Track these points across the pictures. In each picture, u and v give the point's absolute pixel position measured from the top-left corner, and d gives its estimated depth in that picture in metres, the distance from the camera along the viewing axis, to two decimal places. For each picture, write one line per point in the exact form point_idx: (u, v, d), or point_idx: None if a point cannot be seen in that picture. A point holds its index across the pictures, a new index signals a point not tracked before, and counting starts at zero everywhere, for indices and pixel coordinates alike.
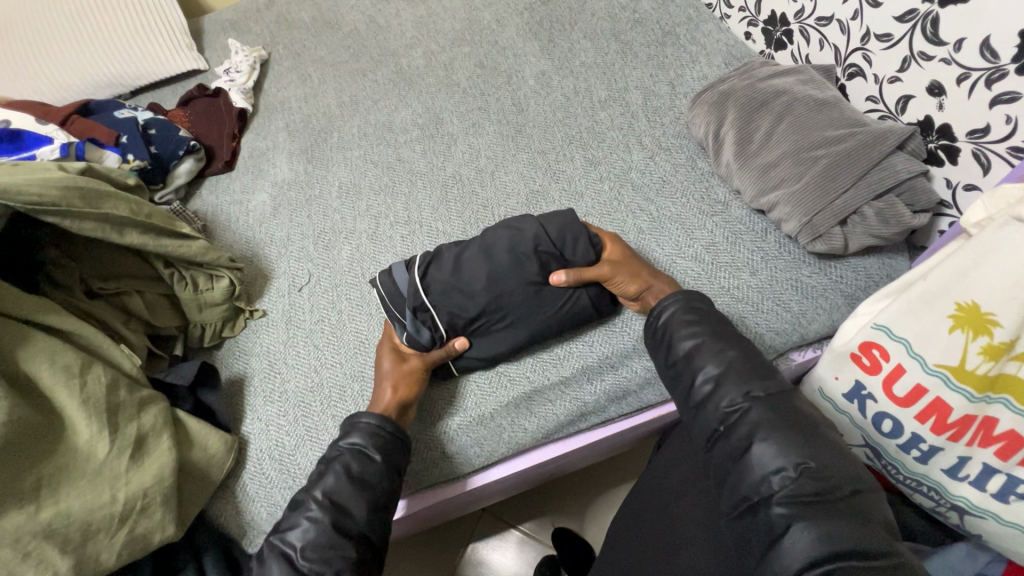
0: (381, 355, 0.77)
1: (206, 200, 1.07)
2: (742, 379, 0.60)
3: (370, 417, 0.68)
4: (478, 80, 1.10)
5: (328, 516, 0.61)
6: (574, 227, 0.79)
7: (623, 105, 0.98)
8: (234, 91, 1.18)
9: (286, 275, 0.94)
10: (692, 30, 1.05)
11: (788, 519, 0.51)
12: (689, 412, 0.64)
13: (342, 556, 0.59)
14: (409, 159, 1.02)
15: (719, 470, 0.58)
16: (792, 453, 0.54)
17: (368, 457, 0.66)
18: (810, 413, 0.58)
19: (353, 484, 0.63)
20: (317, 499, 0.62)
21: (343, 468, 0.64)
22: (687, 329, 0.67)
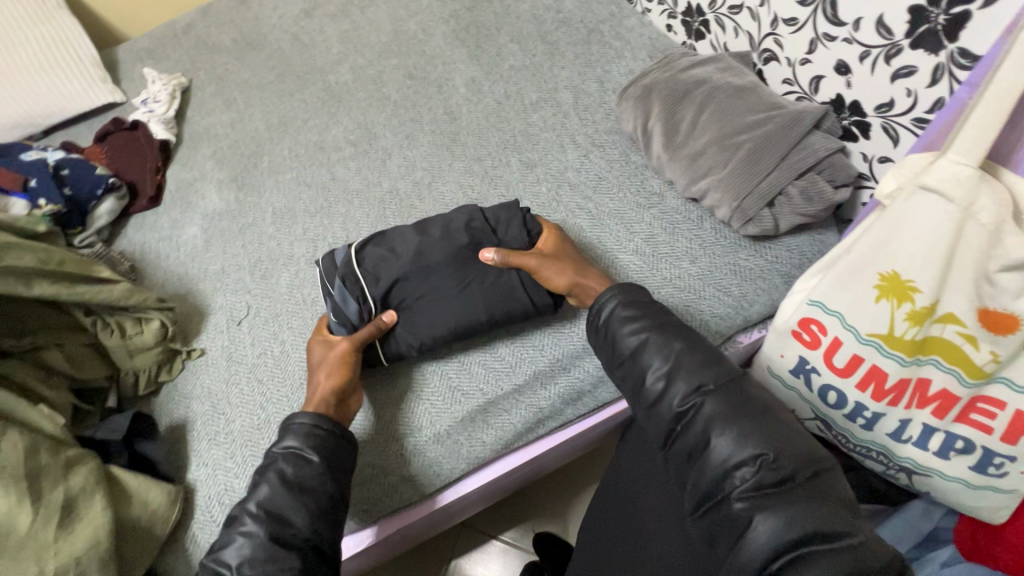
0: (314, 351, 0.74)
1: (132, 239, 1.02)
2: (693, 371, 0.59)
3: (302, 414, 0.65)
4: (408, 91, 1.08)
5: (267, 529, 0.57)
6: (511, 210, 0.81)
7: (554, 105, 0.99)
8: (153, 122, 1.13)
9: (223, 309, 0.90)
10: (616, 26, 1.07)
11: (748, 514, 0.48)
12: (643, 412, 0.62)
13: (283, 568, 0.55)
14: (344, 178, 1.00)
15: (678, 470, 0.56)
16: (751, 445, 0.52)
17: (303, 456, 0.62)
18: (763, 397, 0.56)
19: (290, 491, 0.60)
20: (251, 509, 0.59)
21: (276, 476, 0.61)
22: (631, 326, 0.65)
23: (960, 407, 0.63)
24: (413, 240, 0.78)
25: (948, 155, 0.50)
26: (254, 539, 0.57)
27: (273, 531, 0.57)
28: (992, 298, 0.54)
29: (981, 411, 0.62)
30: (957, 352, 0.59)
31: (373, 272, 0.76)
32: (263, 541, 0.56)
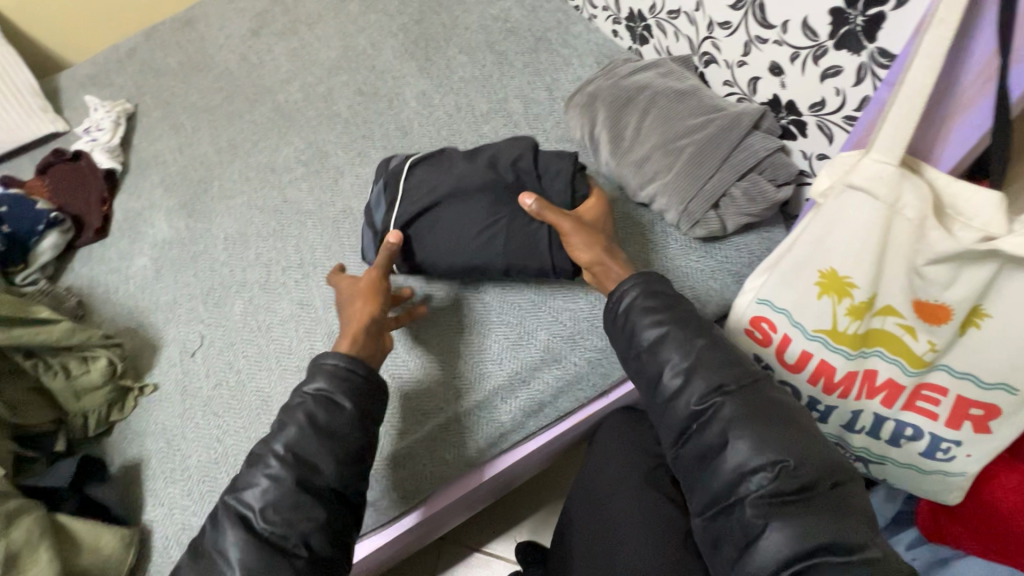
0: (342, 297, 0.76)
1: (79, 273, 0.99)
2: (712, 371, 0.59)
3: (331, 353, 0.66)
4: (359, 108, 1.07)
5: (291, 478, 0.60)
6: (562, 159, 0.78)
7: (505, 116, 0.99)
8: (96, 151, 1.09)
9: (176, 341, 0.87)
10: (563, 34, 1.07)
11: (763, 522, 0.53)
12: (657, 407, 0.63)
13: (307, 517, 0.59)
14: (297, 199, 0.98)
15: (691, 468, 0.59)
16: (771, 452, 0.55)
17: (335, 402, 0.63)
18: (783, 400, 0.58)
19: (320, 436, 0.62)
20: (277, 453, 0.61)
21: (305, 417, 0.62)
22: (651, 317, 0.64)
23: (907, 395, 0.64)
24: (461, 168, 0.79)
25: (872, 154, 0.51)
26: (278, 485, 0.59)
27: (301, 480, 0.60)
28: (923, 290, 0.55)
29: (926, 398, 0.63)
30: (898, 343, 0.61)
31: (416, 188, 0.80)
32: (288, 491, 0.59)
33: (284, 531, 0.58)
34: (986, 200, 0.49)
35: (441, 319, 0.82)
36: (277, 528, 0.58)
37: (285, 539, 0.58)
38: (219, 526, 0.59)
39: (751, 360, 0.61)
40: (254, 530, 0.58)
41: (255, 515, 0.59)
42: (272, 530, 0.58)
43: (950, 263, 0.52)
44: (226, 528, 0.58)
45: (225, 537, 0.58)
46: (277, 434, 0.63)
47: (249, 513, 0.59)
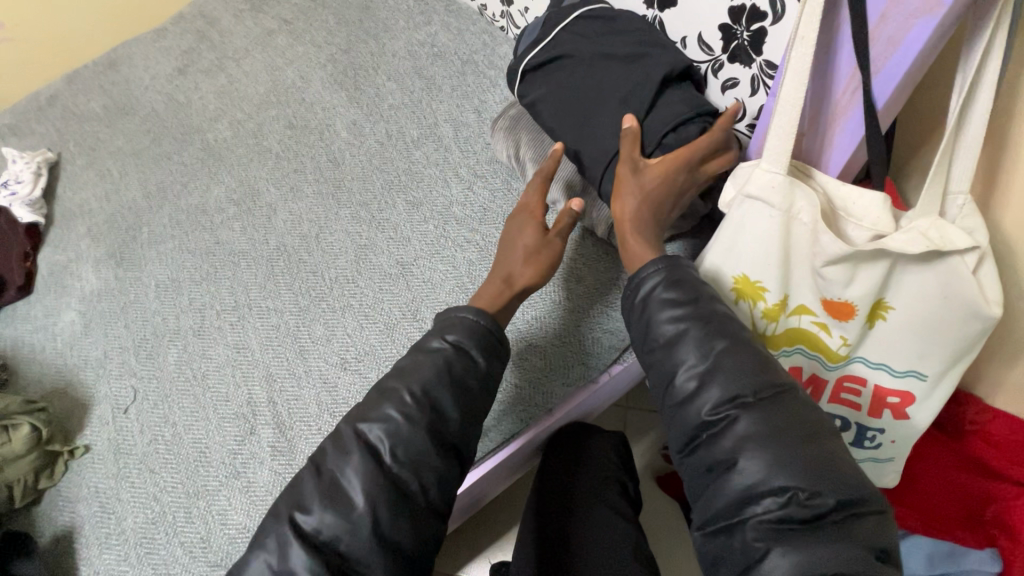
0: (525, 222, 0.74)
1: (3, 334, 0.95)
2: (730, 380, 0.56)
3: (470, 311, 0.67)
4: (290, 141, 1.06)
5: (423, 418, 0.61)
6: (698, 100, 0.69)
7: (436, 140, 0.99)
8: (16, 205, 1.05)
9: (107, 399, 0.84)
10: (489, 55, 1.09)
11: (764, 546, 0.51)
12: (668, 410, 0.60)
13: (430, 467, 0.61)
14: (229, 239, 0.96)
15: (698, 478, 0.57)
16: (785, 475, 0.52)
17: (468, 353, 0.65)
18: (809, 418, 0.54)
19: (454, 384, 0.63)
20: (410, 390, 0.62)
21: (444, 363, 0.64)
22: (672, 313, 0.60)
23: (832, 387, 0.66)
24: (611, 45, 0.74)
25: (762, 165, 0.54)
26: (418, 415, 0.61)
27: (430, 425, 0.61)
28: (827, 289, 0.58)
29: (849, 389, 0.65)
30: (816, 339, 0.63)
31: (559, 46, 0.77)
32: (422, 429, 0.61)
33: (407, 473, 0.60)
34: (871, 201, 0.52)
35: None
36: (404, 468, 0.60)
37: (405, 482, 0.60)
38: (342, 454, 0.61)
39: (781, 368, 0.57)
40: (383, 463, 0.60)
41: (385, 449, 0.60)
42: (400, 471, 0.60)
43: (845, 264, 0.54)
44: (353, 455, 0.60)
45: (350, 462, 0.60)
46: (413, 368, 0.64)
47: (380, 444, 0.61)
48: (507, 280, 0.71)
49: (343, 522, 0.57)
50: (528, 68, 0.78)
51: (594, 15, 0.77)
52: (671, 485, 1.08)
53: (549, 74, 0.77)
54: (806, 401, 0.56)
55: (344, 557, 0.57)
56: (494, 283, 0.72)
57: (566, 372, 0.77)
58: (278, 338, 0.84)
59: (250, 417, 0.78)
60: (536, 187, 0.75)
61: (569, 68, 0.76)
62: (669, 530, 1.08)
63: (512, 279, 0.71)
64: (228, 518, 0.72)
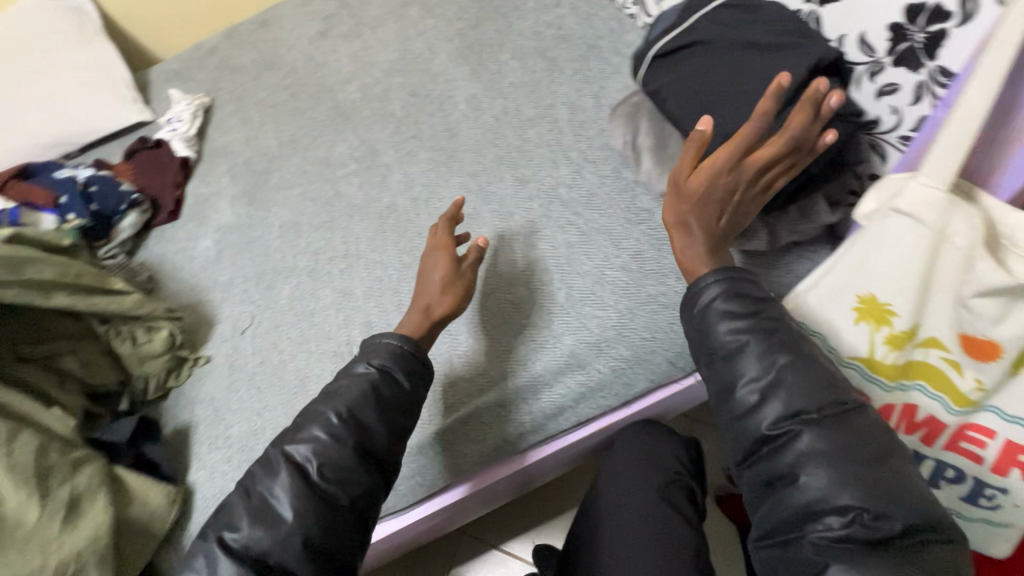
0: (436, 258, 0.77)
1: (153, 250, 1.09)
2: (795, 396, 0.57)
3: (392, 335, 0.70)
4: (412, 108, 1.11)
5: (350, 436, 0.64)
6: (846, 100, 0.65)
7: (551, 121, 1.00)
8: (176, 140, 1.19)
9: (229, 319, 0.94)
10: (615, 42, 1.08)
11: (823, 561, 0.53)
12: (727, 420, 0.61)
13: (356, 482, 0.64)
14: (347, 193, 1.03)
15: (756, 488, 0.59)
16: (849, 495, 0.53)
17: (394, 377, 0.68)
18: (873, 438, 0.55)
19: (379, 405, 0.66)
20: (336, 411, 0.65)
21: (370, 387, 0.66)
22: (731, 324, 0.60)
23: (949, 435, 0.61)
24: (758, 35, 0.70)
25: (923, 177, 0.50)
26: (344, 434, 0.64)
27: (359, 445, 0.64)
28: (972, 322, 0.54)
29: (971, 439, 0.60)
30: (940, 377, 0.58)
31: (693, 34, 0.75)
32: (351, 443, 0.64)
33: (339, 488, 0.63)
34: None
35: (575, 288, 0.81)
36: (332, 485, 0.63)
37: (335, 497, 0.63)
38: (270, 474, 0.63)
39: (845, 385, 0.58)
40: (310, 480, 0.62)
41: (313, 466, 0.63)
42: (328, 486, 0.62)
43: (1002, 296, 0.51)
44: (280, 475, 0.62)
45: (278, 480, 0.62)
46: (340, 390, 0.67)
47: (307, 463, 0.63)
48: (427, 310, 0.74)
49: (270, 538, 0.60)
50: (658, 55, 0.77)
51: (737, 5, 0.74)
52: (733, 508, 1.04)
53: (680, 60, 0.75)
54: (868, 419, 0.57)
55: (276, 566, 0.60)
56: (416, 312, 0.74)
57: (652, 368, 0.77)
58: (379, 290, 0.89)
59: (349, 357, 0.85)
60: (443, 229, 0.80)
61: (703, 55, 0.73)
62: (721, 551, 1.04)
63: (433, 308, 0.74)
64: None
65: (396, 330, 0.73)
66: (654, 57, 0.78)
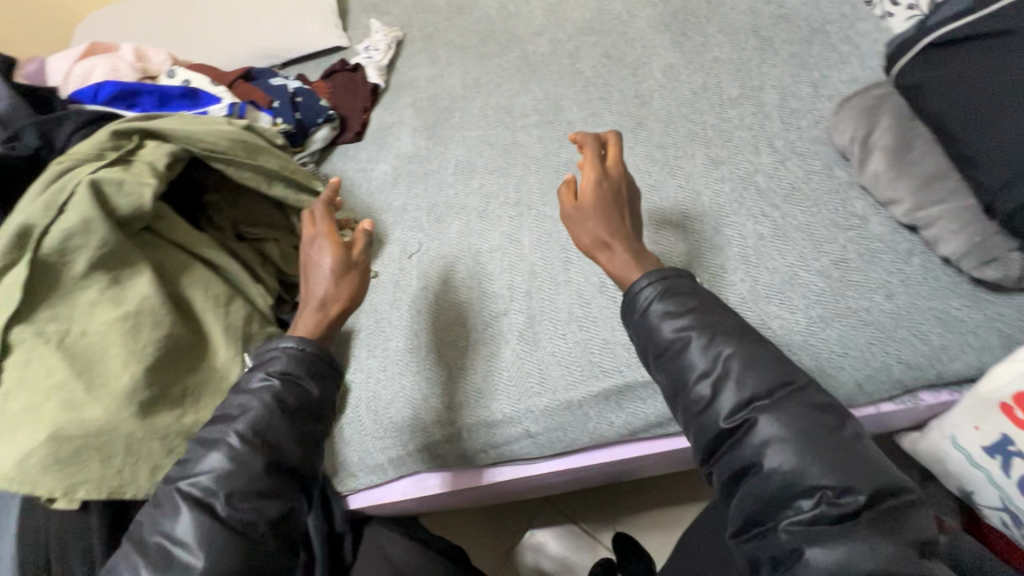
0: (322, 245, 0.70)
1: (336, 165, 1.17)
2: (746, 381, 0.55)
3: (289, 339, 0.62)
4: (603, 70, 1.09)
5: (262, 450, 0.56)
6: None
7: (757, 104, 0.93)
8: (370, 67, 1.26)
9: (399, 242, 0.99)
10: (845, 28, 0.97)
11: (796, 547, 0.50)
12: (687, 417, 0.59)
13: (275, 500, 0.56)
14: (525, 143, 1.04)
15: (726, 483, 0.56)
16: (815, 472, 0.50)
17: (297, 382, 0.61)
18: (824, 416, 0.53)
19: (286, 416, 0.58)
20: (237, 432, 0.56)
21: (272, 398, 0.58)
22: (673, 320, 0.60)
23: None
24: None
25: None
26: (250, 454, 0.55)
27: (271, 461, 0.56)
28: None
29: None
30: None
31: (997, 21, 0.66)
32: (261, 460, 0.55)
33: (253, 514, 0.54)
34: None
35: (759, 283, 0.76)
36: (244, 513, 0.54)
37: (253, 525, 0.54)
38: (171, 515, 0.53)
39: (792, 363, 0.56)
40: (216, 514, 0.53)
41: (219, 500, 0.54)
42: (235, 515, 0.53)
43: None
44: (182, 513, 0.53)
45: (178, 519, 0.53)
46: (240, 409, 0.58)
47: (210, 496, 0.54)
48: (321, 304, 0.67)
49: None
50: (934, 45, 0.71)
51: None
52: None
53: (965, 52, 0.68)
54: (818, 397, 0.55)
55: None
56: (311, 310, 0.67)
57: (835, 386, 0.70)
58: (548, 243, 0.90)
59: (508, 300, 0.86)
60: (319, 211, 0.74)
61: (1001, 50, 0.65)
62: None
63: (327, 301, 0.68)
64: (468, 374, 0.82)
65: (291, 331, 0.66)
66: (927, 46, 0.72)
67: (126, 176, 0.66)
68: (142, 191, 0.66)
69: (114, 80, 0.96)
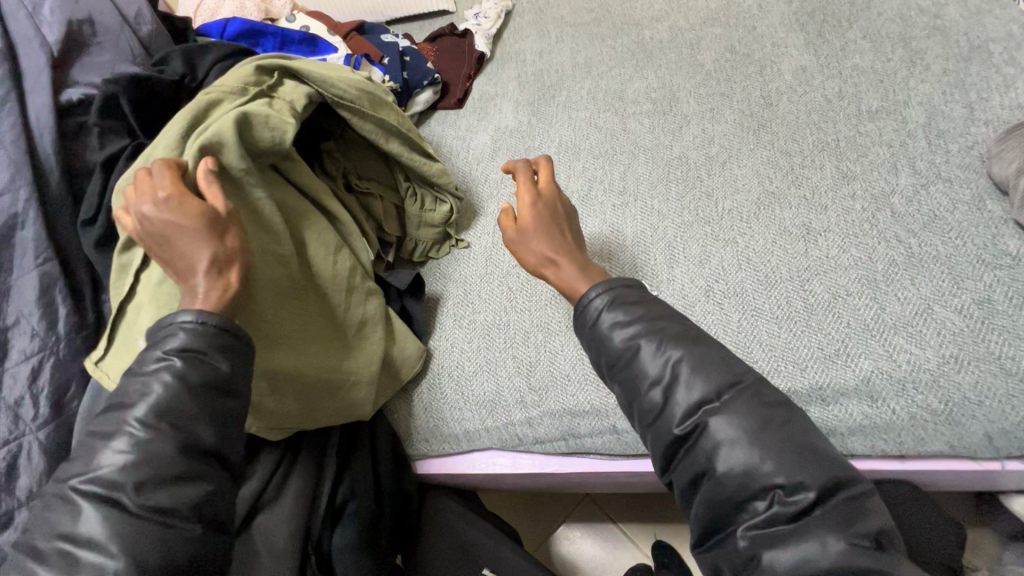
0: (177, 204, 0.58)
1: (434, 130, 1.15)
2: (698, 384, 0.54)
3: (187, 313, 0.54)
4: (727, 64, 1.03)
5: (169, 434, 0.51)
6: None
7: (900, 120, 0.86)
8: (479, 35, 1.23)
9: (493, 215, 0.97)
10: (1012, 49, 0.88)
11: (752, 552, 0.50)
12: (642, 425, 0.58)
13: (194, 482, 0.51)
14: (635, 131, 1.00)
15: (683, 492, 0.55)
16: (767, 473, 0.50)
17: (200, 360, 0.54)
18: (772, 410, 0.53)
19: (196, 395, 0.52)
20: (136, 418, 0.51)
21: (173, 377, 0.52)
22: (624, 326, 0.59)
23: None
24: None
25: None
26: (155, 440, 0.50)
27: (183, 444, 0.51)
28: None
29: None
30: None
31: None
32: (168, 445, 0.51)
33: (171, 500, 0.49)
34: None
35: (886, 310, 0.71)
36: (158, 501, 0.49)
37: (173, 511, 0.49)
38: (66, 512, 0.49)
39: (739, 362, 0.56)
40: (124, 507, 0.48)
41: (128, 492, 0.49)
42: (145, 504, 0.49)
43: None
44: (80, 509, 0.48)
45: (83, 516, 0.48)
46: (139, 394, 0.52)
47: (116, 489, 0.49)
48: (213, 271, 0.57)
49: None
50: None
51: None
52: None
53: None
54: (769, 393, 0.54)
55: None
56: (206, 280, 0.57)
57: (960, 433, 0.65)
58: (652, 239, 0.86)
59: None
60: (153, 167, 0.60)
61: None
62: None
63: (219, 259, 0.58)
64: (557, 359, 0.80)
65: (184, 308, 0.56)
66: None
67: (270, 114, 0.68)
68: (284, 130, 0.69)
69: (241, 17, 0.98)
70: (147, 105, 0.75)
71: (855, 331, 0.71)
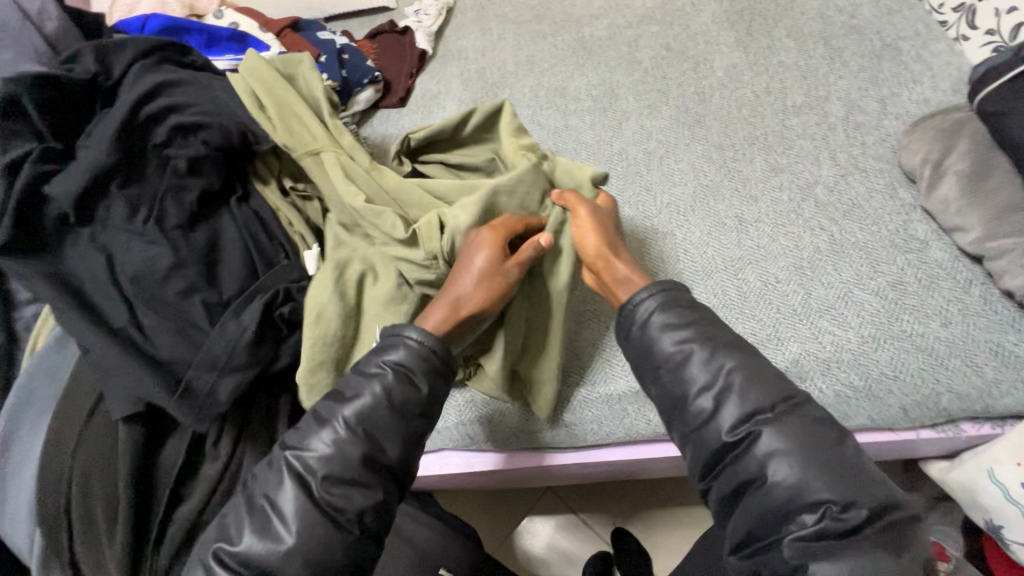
0: (482, 240, 0.68)
1: (376, 128, 1.13)
2: (749, 396, 0.56)
3: (415, 332, 0.62)
4: (663, 62, 1.05)
5: (363, 441, 0.58)
6: None
7: (822, 115, 0.91)
8: (420, 32, 1.21)
9: None
10: (918, 47, 0.95)
11: (797, 563, 0.50)
12: (682, 428, 0.59)
13: (365, 492, 0.57)
14: (577, 128, 1.01)
15: (728, 500, 0.56)
16: (820, 489, 0.51)
17: (410, 380, 0.61)
18: (829, 433, 0.55)
19: (393, 411, 0.59)
20: (345, 417, 0.58)
21: (383, 390, 0.59)
22: (673, 332, 0.61)
23: None
24: None
25: None
26: (348, 443, 0.57)
27: (367, 454, 0.58)
28: None
29: None
30: None
31: None
32: (357, 450, 0.57)
33: (346, 501, 0.56)
34: None
35: (813, 296, 0.75)
36: (334, 498, 0.56)
37: (341, 510, 0.56)
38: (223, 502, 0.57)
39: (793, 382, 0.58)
40: (311, 492, 0.56)
41: (316, 479, 0.57)
42: (328, 498, 0.56)
43: None
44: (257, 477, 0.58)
45: (283, 488, 0.56)
46: (353, 393, 0.60)
47: (310, 473, 0.57)
48: (455, 303, 0.65)
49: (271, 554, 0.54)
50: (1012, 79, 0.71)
51: None
52: None
53: None
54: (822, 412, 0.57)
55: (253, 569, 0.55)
56: (444, 308, 0.66)
57: (880, 407, 0.70)
58: None
59: None
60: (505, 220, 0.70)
61: None
62: None
63: (461, 302, 0.66)
64: None
65: (421, 320, 0.65)
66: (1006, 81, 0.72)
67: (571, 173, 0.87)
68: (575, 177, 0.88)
69: (163, 14, 0.94)
70: (57, 105, 0.71)
71: (788, 317, 0.74)
